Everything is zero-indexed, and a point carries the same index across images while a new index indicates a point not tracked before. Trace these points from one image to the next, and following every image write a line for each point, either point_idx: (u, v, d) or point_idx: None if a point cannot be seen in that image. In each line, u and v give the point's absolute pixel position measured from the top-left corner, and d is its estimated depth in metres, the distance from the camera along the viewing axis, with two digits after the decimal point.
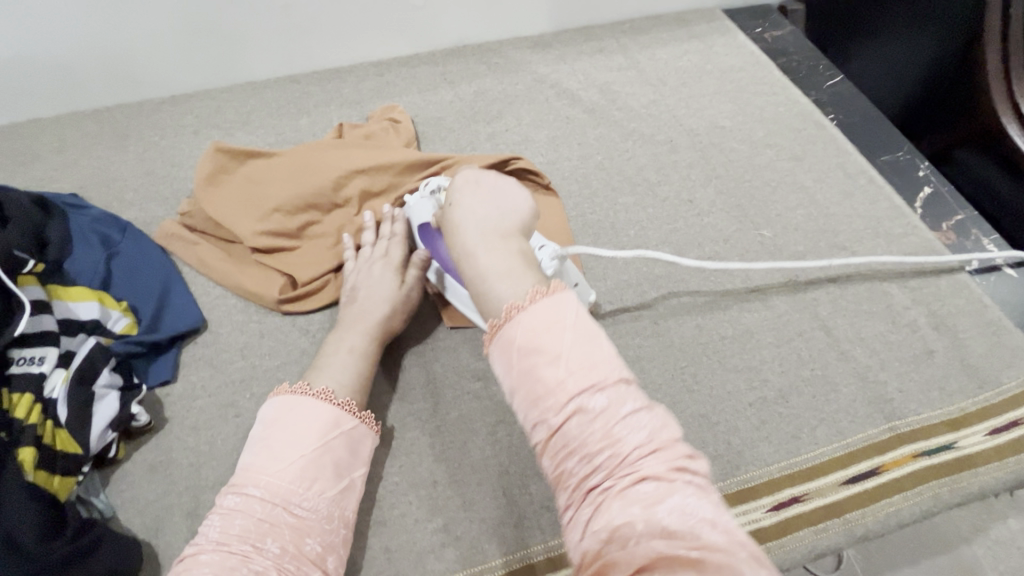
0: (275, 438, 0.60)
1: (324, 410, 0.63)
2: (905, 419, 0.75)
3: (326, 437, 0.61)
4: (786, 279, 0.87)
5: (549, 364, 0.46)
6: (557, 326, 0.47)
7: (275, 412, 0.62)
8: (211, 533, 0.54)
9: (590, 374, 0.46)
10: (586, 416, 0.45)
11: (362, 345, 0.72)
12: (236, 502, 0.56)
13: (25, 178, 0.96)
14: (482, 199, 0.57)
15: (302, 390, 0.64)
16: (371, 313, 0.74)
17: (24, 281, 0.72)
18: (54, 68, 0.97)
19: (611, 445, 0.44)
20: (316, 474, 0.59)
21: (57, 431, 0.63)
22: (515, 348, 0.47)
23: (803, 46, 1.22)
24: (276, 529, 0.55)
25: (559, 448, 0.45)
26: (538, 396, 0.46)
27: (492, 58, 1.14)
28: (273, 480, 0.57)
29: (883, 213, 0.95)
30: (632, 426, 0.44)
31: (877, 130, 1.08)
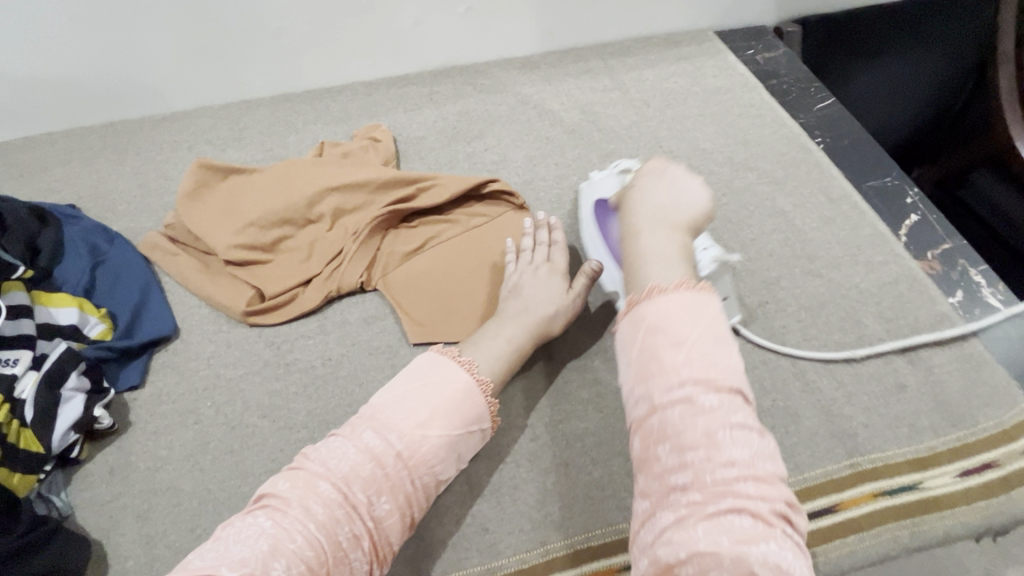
0: (425, 402, 0.60)
1: (478, 397, 0.63)
2: (867, 456, 0.72)
3: (468, 425, 0.62)
4: (756, 305, 0.85)
5: (671, 347, 0.51)
6: (688, 317, 0.53)
7: (432, 372, 0.63)
8: (341, 466, 0.56)
9: (708, 372, 0.50)
10: (693, 410, 0.49)
11: (521, 340, 0.73)
12: (373, 445, 0.57)
13: (31, 188, 1.02)
14: (666, 191, 0.65)
15: (469, 367, 0.65)
16: (538, 312, 0.76)
17: (8, 287, 0.76)
18: (64, 87, 1.04)
19: (705, 448, 0.47)
20: (446, 457, 0.60)
21: (22, 430, 0.67)
22: (646, 324, 0.53)
23: (796, 68, 1.21)
24: (393, 491, 0.57)
25: (656, 428, 0.50)
26: (650, 372, 0.51)
27: (479, 79, 1.17)
28: (411, 442, 0.58)
29: (865, 240, 0.92)
30: (735, 441, 0.47)
31: (866, 154, 1.05)
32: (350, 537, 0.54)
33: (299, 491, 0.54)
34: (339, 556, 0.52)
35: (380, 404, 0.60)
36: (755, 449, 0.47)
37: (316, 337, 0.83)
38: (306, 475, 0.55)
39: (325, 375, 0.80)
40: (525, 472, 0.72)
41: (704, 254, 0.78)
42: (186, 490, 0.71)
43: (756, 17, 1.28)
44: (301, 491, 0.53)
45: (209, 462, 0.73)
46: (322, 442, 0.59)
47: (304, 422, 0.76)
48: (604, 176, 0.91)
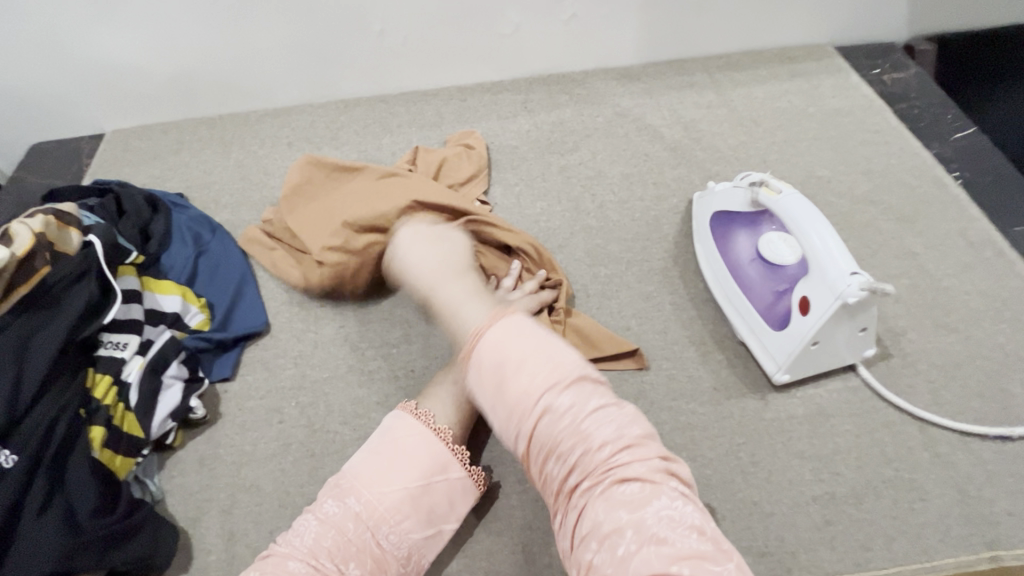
0: (386, 461, 0.59)
1: (439, 447, 0.61)
2: (1013, 550, 0.62)
3: (430, 477, 0.60)
4: (877, 357, 0.76)
5: (512, 369, 0.49)
6: (512, 335, 0.51)
7: (390, 431, 0.62)
8: (303, 543, 0.55)
9: (556, 377, 0.49)
10: (554, 417, 0.48)
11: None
12: (333, 514, 0.56)
13: (145, 175, 1.08)
14: (433, 256, 0.75)
15: (425, 419, 0.63)
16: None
17: (122, 270, 0.79)
18: (183, 80, 1.09)
19: (579, 444, 0.47)
20: (411, 512, 0.58)
21: (126, 414, 0.70)
22: (480, 361, 0.50)
23: (929, 91, 1.09)
24: (361, 555, 0.55)
25: (533, 449, 0.49)
26: (505, 399, 0.49)
27: (576, 89, 1.13)
28: (370, 503, 0.57)
29: (1012, 293, 0.81)
30: (598, 421, 0.48)
31: (1014, 193, 0.92)
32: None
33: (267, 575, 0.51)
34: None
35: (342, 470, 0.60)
36: (616, 421, 0.48)
37: (400, 346, 0.82)
38: (274, 559, 0.54)
39: (407, 387, 0.79)
40: None
41: (850, 280, 0.64)
42: (267, 490, 0.72)
43: (884, 33, 1.17)
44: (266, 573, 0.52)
45: (291, 464, 0.73)
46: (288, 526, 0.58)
47: None
48: (727, 183, 0.83)
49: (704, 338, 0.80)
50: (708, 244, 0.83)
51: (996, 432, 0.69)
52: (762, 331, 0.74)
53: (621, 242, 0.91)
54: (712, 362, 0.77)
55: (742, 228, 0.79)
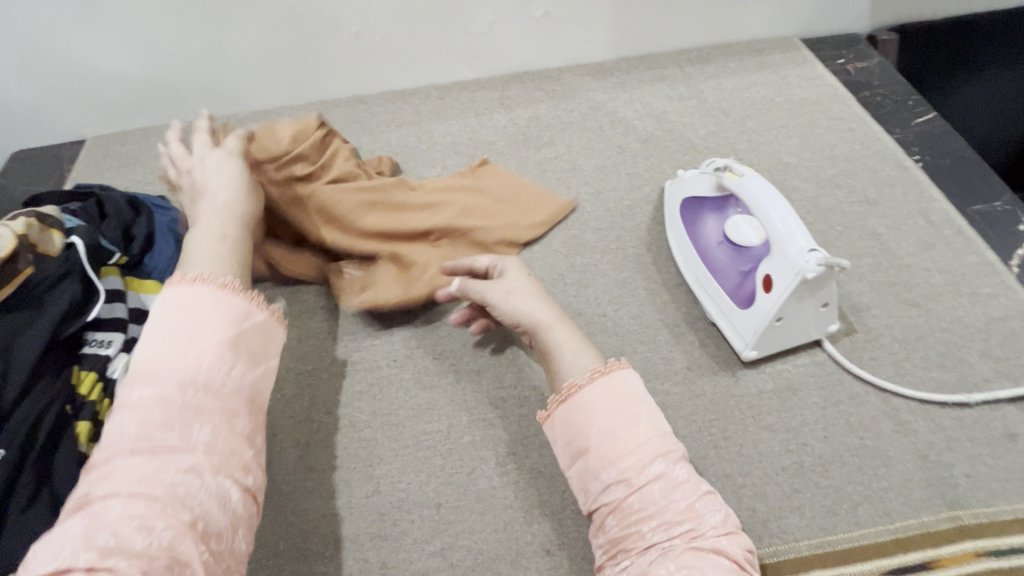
0: (185, 325, 0.56)
1: (230, 297, 0.60)
2: (970, 510, 0.65)
3: (240, 321, 0.60)
4: (843, 333, 0.79)
5: (630, 430, 0.59)
6: (630, 396, 0.61)
7: (167, 307, 0.58)
8: (126, 436, 0.50)
9: (666, 447, 0.59)
10: (667, 482, 0.57)
11: (232, 233, 0.69)
12: (146, 396, 0.52)
13: (127, 179, 1.09)
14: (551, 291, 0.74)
15: (200, 281, 0.60)
16: (231, 207, 0.72)
17: (105, 271, 0.79)
18: (162, 84, 1.10)
19: (689, 520, 0.56)
20: (234, 358, 0.58)
21: (112, 410, 0.71)
22: (597, 410, 0.61)
23: (891, 79, 1.12)
24: (202, 414, 0.53)
25: (635, 507, 0.57)
26: (619, 457, 0.58)
27: (552, 85, 1.15)
28: (185, 368, 0.54)
29: (970, 269, 0.84)
30: (705, 505, 0.57)
31: (972, 174, 0.96)
32: (184, 473, 0.50)
33: (99, 482, 0.48)
34: (183, 494, 0.49)
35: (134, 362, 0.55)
36: (719, 507, 0.58)
37: (381, 338, 0.84)
38: (98, 467, 0.50)
39: (390, 376, 0.81)
40: None
41: (809, 255, 0.67)
42: None
43: (848, 26, 1.21)
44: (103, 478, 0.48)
45: (276, 454, 0.75)
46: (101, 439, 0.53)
47: (367, 422, 0.77)
48: (694, 170, 0.86)
49: (676, 321, 0.82)
50: (679, 230, 0.86)
51: (954, 400, 0.72)
52: (729, 310, 0.77)
53: (596, 231, 0.93)
54: (685, 343, 0.80)
55: (709, 212, 0.82)
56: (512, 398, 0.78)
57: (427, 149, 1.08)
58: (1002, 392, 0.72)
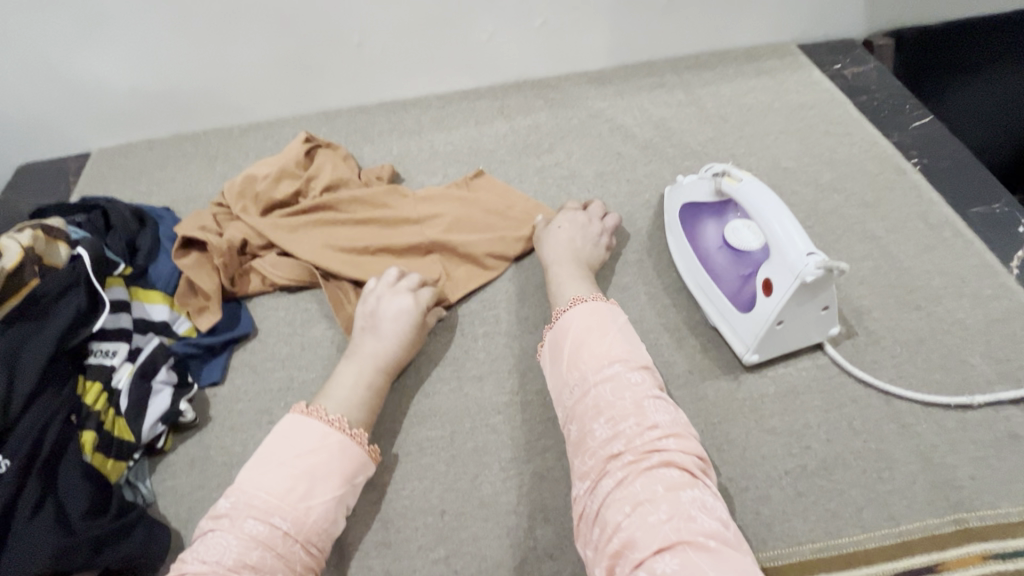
0: (304, 470, 0.62)
1: (353, 452, 0.66)
2: (976, 513, 0.65)
3: (351, 479, 0.65)
4: (844, 336, 0.79)
5: (596, 341, 0.66)
6: (604, 316, 0.69)
7: (297, 436, 0.65)
8: (228, 558, 0.55)
9: (628, 358, 0.65)
10: (620, 384, 0.62)
11: (376, 381, 0.74)
12: (258, 532, 0.58)
13: (132, 190, 1.11)
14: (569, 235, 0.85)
15: (337, 426, 0.67)
16: (386, 351, 0.77)
17: (110, 282, 0.80)
18: (166, 97, 1.12)
19: (635, 416, 0.60)
20: (333, 518, 0.63)
21: (117, 419, 0.72)
22: (573, 328, 0.68)
23: (888, 84, 1.13)
24: (289, 564, 0.58)
25: (591, 407, 0.62)
26: (583, 361, 0.65)
27: (551, 93, 1.16)
28: (295, 513, 0.60)
29: (970, 271, 0.84)
30: (655, 408, 0.60)
31: (971, 177, 0.96)
32: None
33: None
34: None
35: (253, 482, 0.61)
36: (671, 414, 0.61)
37: None
38: None
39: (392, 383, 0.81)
40: None
41: (808, 258, 0.67)
42: None
43: (844, 31, 1.22)
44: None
45: None
46: (196, 544, 0.58)
47: (370, 429, 0.77)
48: (693, 177, 0.87)
49: (677, 325, 0.83)
50: (679, 236, 0.87)
51: (957, 402, 0.72)
52: (730, 314, 0.77)
53: None
54: (686, 347, 0.80)
55: (708, 217, 0.82)
56: (514, 404, 0.78)
57: (428, 158, 1.09)
58: (1006, 393, 0.71)
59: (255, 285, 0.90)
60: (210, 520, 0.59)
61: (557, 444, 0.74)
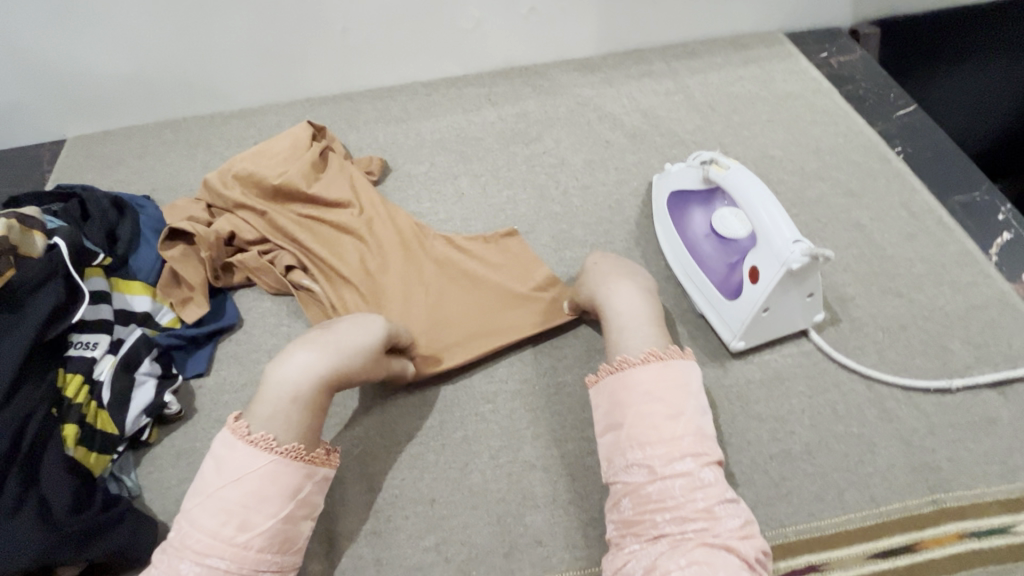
0: (237, 504, 0.55)
1: (288, 470, 0.58)
2: (953, 493, 0.67)
3: (295, 496, 0.58)
4: (828, 323, 0.80)
5: (669, 420, 0.59)
6: (682, 386, 0.61)
7: (227, 464, 0.57)
8: None
9: (700, 445, 0.58)
10: (692, 479, 0.56)
11: (309, 395, 0.61)
12: (195, 574, 0.53)
13: (110, 179, 1.08)
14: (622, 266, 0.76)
15: (263, 445, 0.57)
16: (335, 357, 0.64)
17: (88, 272, 0.78)
18: (144, 82, 1.09)
19: (705, 517, 0.54)
20: (283, 542, 0.57)
21: (100, 411, 0.70)
22: (640, 393, 0.61)
23: (873, 73, 1.14)
24: None
25: (654, 496, 0.56)
26: (649, 441, 0.58)
27: (539, 81, 1.15)
28: (234, 549, 0.54)
29: (950, 258, 0.86)
30: (727, 506, 0.55)
31: (953, 166, 0.97)
32: None
33: None
34: None
35: (192, 516, 0.56)
36: (741, 513, 0.55)
37: None
38: None
39: None
40: (580, 485, 0.70)
41: (794, 246, 0.67)
42: None
43: (831, 21, 1.22)
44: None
45: None
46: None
47: (358, 419, 0.76)
48: (681, 164, 0.87)
49: (665, 313, 0.83)
50: (667, 224, 0.87)
51: (936, 386, 0.73)
52: (717, 302, 0.78)
53: (585, 226, 0.94)
54: (674, 335, 0.81)
55: (696, 206, 0.82)
56: (503, 393, 0.78)
57: (415, 146, 1.08)
58: (982, 377, 0.73)
59: (240, 278, 0.89)
60: (155, 555, 0.56)
61: (546, 432, 0.74)
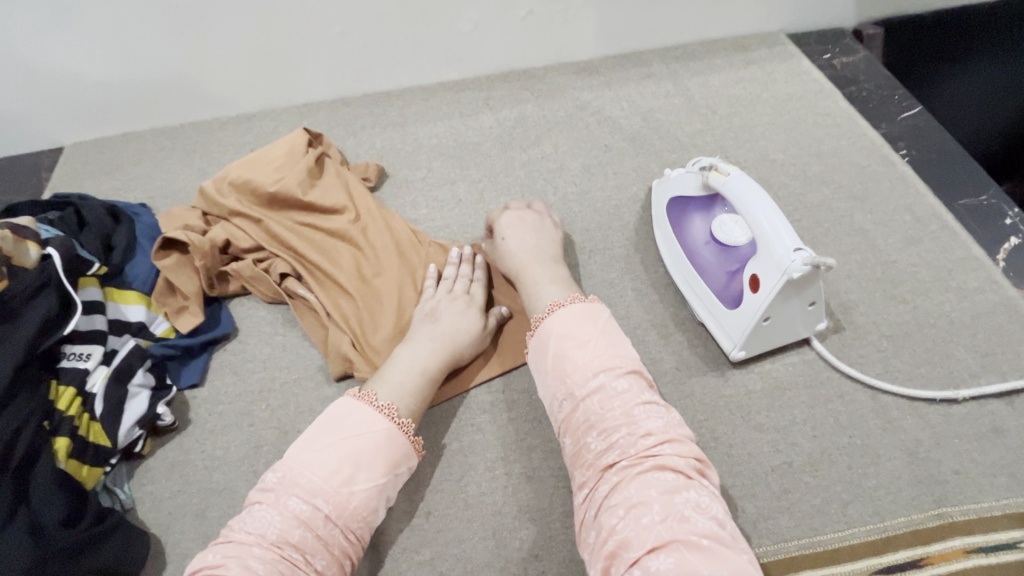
0: (350, 454, 0.62)
1: (400, 441, 0.65)
2: (959, 507, 0.65)
3: (395, 468, 0.64)
4: (831, 331, 0.79)
5: (579, 349, 0.64)
6: (586, 318, 0.66)
7: (353, 420, 0.64)
8: (270, 530, 0.57)
9: (614, 363, 0.62)
10: (607, 395, 0.60)
11: (434, 369, 0.73)
12: (301, 511, 0.58)
13: (107, 186, 1.07)
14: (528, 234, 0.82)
15: (387, 413, 0.66)
16: (451, 339, 0.75)
17: (82, 282, 0.78)
18: (140, 89, 1.09)
19: (626, 428, 0.58)
20: (378, 506, 0.62)
21: (92, 424, 0.70)
22: (553, 334, 0.66)
23: (877, 74, 1.12)
24: (327, 549, 0.58)
25: (581, 421, 0.60)
26: (567, 374, 0.62)
27: (537, 84, 1.14)
28: (339, 500, 0.60)
29: (956, 264, 0.84)
30: (648, 416, 0.59)
31: (958, 168, 0.96)
32: None
33: (229, 561, 0.54)
34: None
35: (303, 460, 0.61)
36: (663, 418, 0.59)
37: None
38: (234, 546, 0.56)
39: None
40: None
41: (795, 256, 0.66)
42: (240, 491, 0.73)
43: (833, 21, 1.21)
44: (233, 561, 0.54)
45: (263, 465, 0.74)
46: (243, 512, 0.59)
47: None
48: (681, 170, 0.85)
49: (664, 321, 0.82)
50: (666, 230, 0.86)
51: (943, 396, 0.72)
52: (717, 311, 0.77)
53: (583, 232, 0.93)
54: (673, 343, 0.80)
55: (696, 213, 0.81)
56: (500, 403, 0.77)
57: (412, 152, 1.07)
58: (989, 386, 0.72)
59: (235, 288, 0.88)
60: (258, 491, 0.60)
61: (543, 443, 0.73)
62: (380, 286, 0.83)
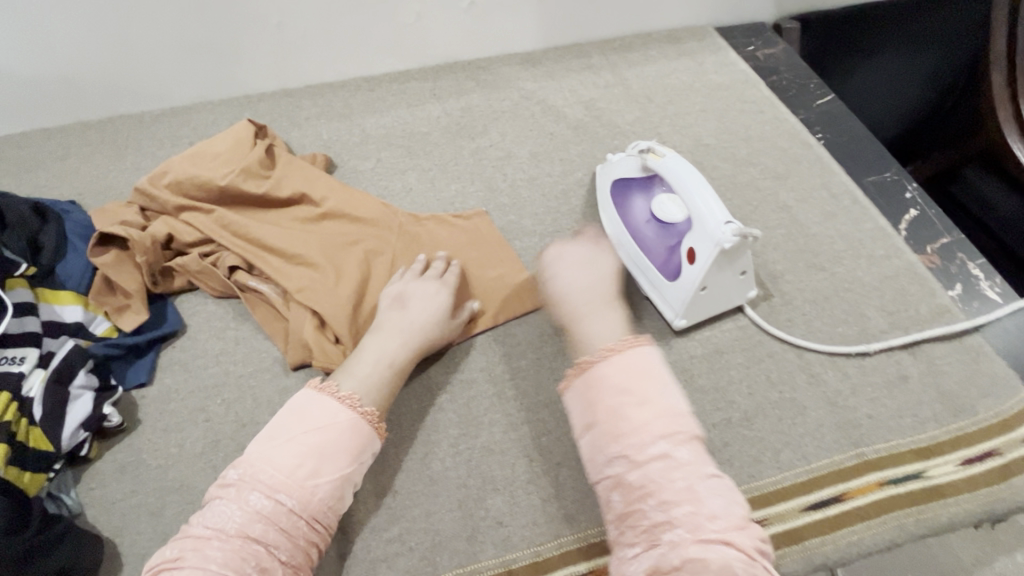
0: (314, 450, 0.61)
1: (364, 429, 0.65)
2: (872, 447, 0.74)
3: (359, 456, 0.65)
4: (761, 299, 0.86)
5: (637, 407, 0.56)
6: (646, 371, 0.59)
7: (312, 416, 0.64)
8: (231, 523, 0.57)
9: (677, 426, 0.55)
10: (671, 464, 0.53)
11: (401, 360, 0.74)
12: (262, 506, 0.58)
13: (29, 184, 1.01)
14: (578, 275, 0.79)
15: (351, 403, 0.66)
16: (415, 331, 0.76)
17: (10, 283, 0.74)
18: (57, 81, 1.02)
19: (689, 503, 0.52)
20: (342, 493, 0.63)
21: (31, 429, 0.66)
22: (608, 387, 0.58)
23: (794, 64, 1.22)
24: (291, 541, 0.59)
25: (636, 484, 0.54)
26: (624, 435, 0.56)
27: (482, 75, 1.17)
28: (301, 493, 0.60)
29: (866, 235, 0.94)
30: (711, 491, 0.52)
31: (866, 149, 1.06)
32: None
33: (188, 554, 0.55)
34: None
35: (266, 462, 0.60)
36: (726, 496, 0.53)
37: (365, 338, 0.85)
38: (192, 541, 0.56)
39: None
40: (538, 466, 0.73)
41: (725, 229, 0.72)
42: (198, 487, 0.71)
43: (756, 16, 1.29)
44: (191, 553, 0.55)
45: (221, 460, 0.73)
46: (203, 508, 0.59)
47: None
48: (622, 154, 0.90)
49: None
50: (610, 211, 0.91)
51: (857, 350, 0.80)
52: (659, 285, 0.82)
53: (533, 217, 0.96)
54: None
55: (639, 194, 0.86)
56: (460, 383, 0.79)
57: (360, 142, 1.07)
58: (893, 340, 0.81)
59: (182, 284, 0.86)
60: (217, 488, 0.60)
61: (502, 418, 0.76)
62: (334, 278, 0.82)
